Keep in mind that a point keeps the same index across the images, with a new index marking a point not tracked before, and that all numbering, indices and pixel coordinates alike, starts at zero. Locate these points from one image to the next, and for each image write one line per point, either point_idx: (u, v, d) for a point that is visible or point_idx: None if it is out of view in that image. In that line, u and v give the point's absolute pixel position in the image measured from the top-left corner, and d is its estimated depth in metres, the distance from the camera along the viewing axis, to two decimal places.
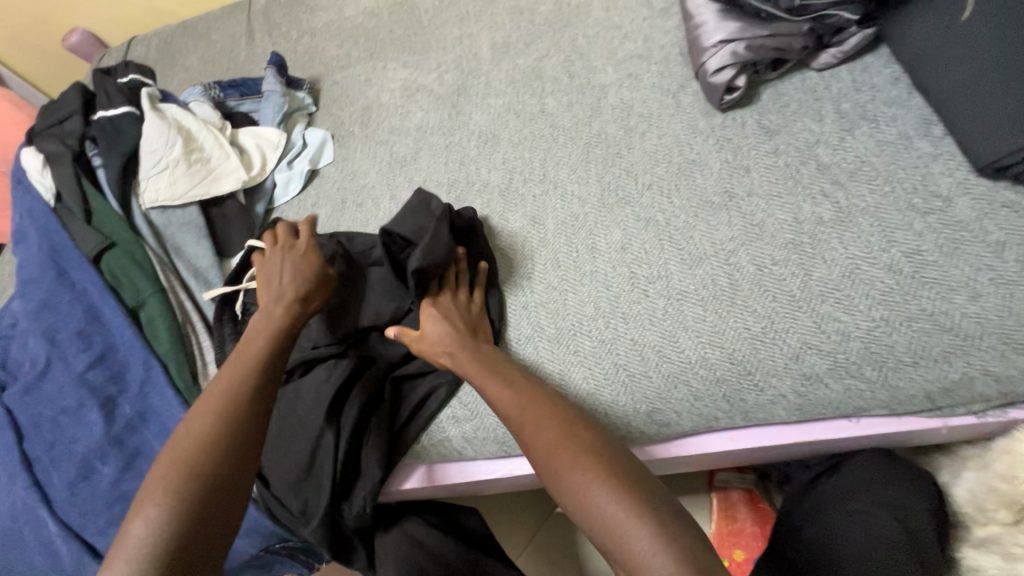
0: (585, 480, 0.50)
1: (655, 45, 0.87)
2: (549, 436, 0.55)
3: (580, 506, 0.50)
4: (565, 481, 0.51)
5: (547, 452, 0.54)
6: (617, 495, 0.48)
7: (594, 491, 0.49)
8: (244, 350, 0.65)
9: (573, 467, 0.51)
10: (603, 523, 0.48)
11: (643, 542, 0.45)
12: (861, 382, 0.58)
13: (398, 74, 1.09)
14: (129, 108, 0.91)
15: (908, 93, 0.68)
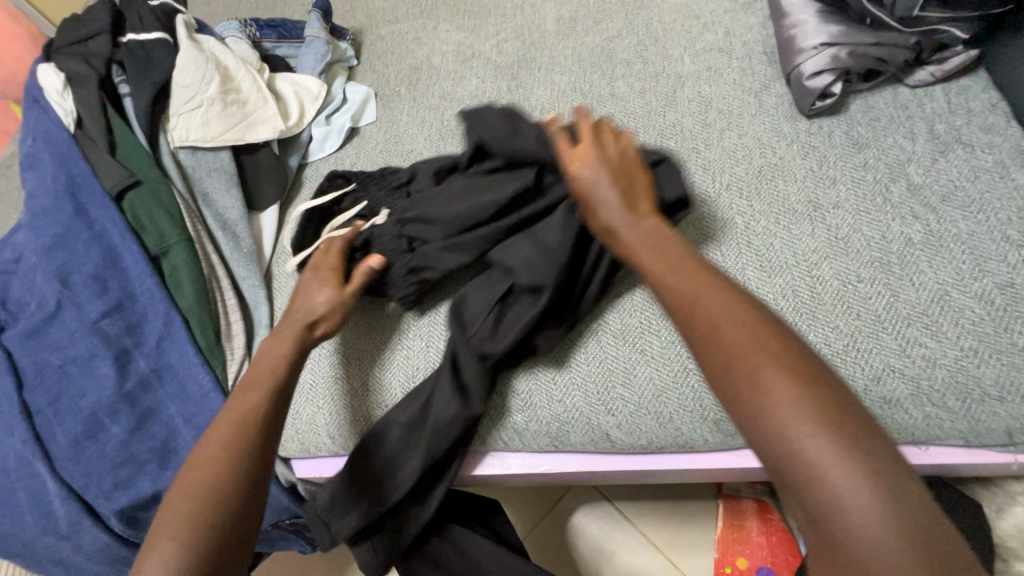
0: (792, 423, 0.39)
1: (737, 40, 0.83)
2: (740, 339, 0.43)
3: (782, 450, 0.39)
4: (762, 408, 0.40)
5: (730, 358, 0.43)
6: (834, 442, 0.38)
7: (791, 425, 0.39)
8: (265, 372, 0.59)
9: (776, 388, 0.40)
10: (796, 460, 0.38)
11: (857, 492, 0.36)
12: (941, 411, 0.57)
13: (451, 36, 1.00)
14: (162, 35, 0.83)
15: (1006, 122, 0.66)
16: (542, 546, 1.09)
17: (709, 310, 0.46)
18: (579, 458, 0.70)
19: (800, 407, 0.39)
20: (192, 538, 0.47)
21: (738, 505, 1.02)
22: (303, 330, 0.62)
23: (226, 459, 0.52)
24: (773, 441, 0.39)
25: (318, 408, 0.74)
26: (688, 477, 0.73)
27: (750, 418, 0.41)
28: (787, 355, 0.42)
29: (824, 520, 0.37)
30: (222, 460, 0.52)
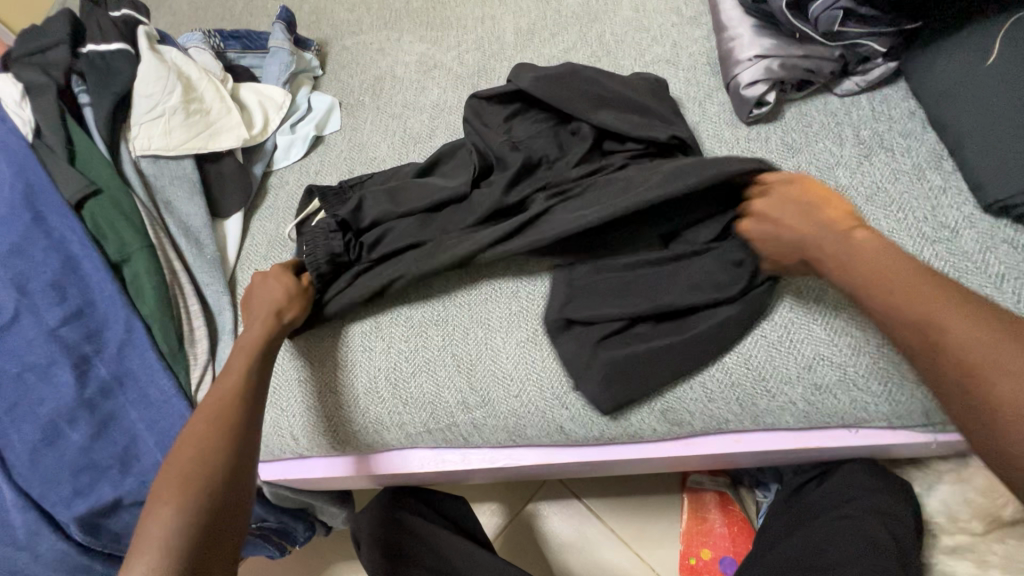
0: (942, 309, 0.45)
1: (684, 52, 0.88)
2: (909, 279, 0.48)
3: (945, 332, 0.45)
4: (937, 326, 0.45)
5: (920, 301, 0.47)
6: (1011, 341, 0.42)
7: (970, 341, 0.43)
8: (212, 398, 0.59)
9: (946, 321, 0.45)
10: (969, 366, 0.43)
11: (1017, 385, 0.41)
12: (867, 395, 0.61)
13: (414, 47, 1.03)
14: (123, 45, 0.84)
15: (922, 128, 0.71)
16: (512, 543, 1.12)
17: (863, 252, 0.52)
18: (537, 452, 0.73)
19: (1016, 330, 0.43)
20: (180, 523, 0.49)
21: (701, 497, 1.06)
22: (257, 352, 0.64)
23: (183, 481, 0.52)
24: (924, 315, 0.46)
25: (282, 410, 0.75)
26: (642, 467, 0.76)
27: (927, 331, 0.46)
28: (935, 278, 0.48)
29: (979, 398, 0.42)
30: (182, 483, 0.52)
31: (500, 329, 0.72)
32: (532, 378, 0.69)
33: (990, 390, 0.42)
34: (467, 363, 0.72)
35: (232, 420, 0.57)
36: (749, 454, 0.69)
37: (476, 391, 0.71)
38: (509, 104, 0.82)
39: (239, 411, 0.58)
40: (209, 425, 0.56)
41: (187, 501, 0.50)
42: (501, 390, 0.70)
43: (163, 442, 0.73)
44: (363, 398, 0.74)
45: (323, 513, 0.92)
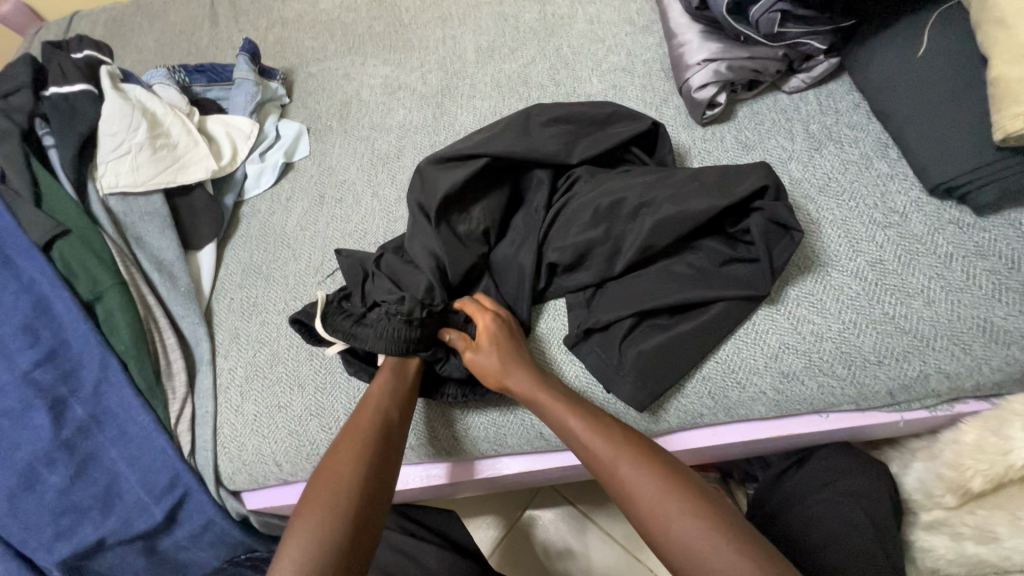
0: (649, 481, 0.51)
1: (638, 60, 0.91)
2: (655, 481, 0.51)
3: (653, 512, 0.50)
4: (684, 548, 0.47)
5: (653, 506, 0.50)
6: (684, 494, 0.50)
7: (710, 552, 0.45)
8: (350, 450, 0.57)
9: (677, 518, 0.48)
10: (646, 508, 0.50)
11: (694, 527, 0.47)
12: (832, 379, 0.63)
13: (378, 70, 1.05)
14: (87, 86, 0.85)
15: (867, 119, 0.75)
16: (509, 557, 1.11)
17: (604, 456, 0.55)
18: (520, 459, 0.74)
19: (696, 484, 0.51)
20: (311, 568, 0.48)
21: None
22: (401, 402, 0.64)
23: (324, 526, 0.50)
24: (645, 501, 0.50)
25: (264, 437, 0.75)
26: None
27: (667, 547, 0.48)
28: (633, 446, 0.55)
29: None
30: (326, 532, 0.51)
31: None
32: None
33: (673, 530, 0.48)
34: None
35: (378, 476, 0.56)
36: (728, 446, 0.70)
37: (457, 405, 0.71)
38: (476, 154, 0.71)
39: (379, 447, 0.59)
40: (341, 477, 0.55)
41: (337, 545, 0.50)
42: (480, 399, 0.71)
43: (145, 478, 0.72)
44: (455, 424, 0.71)
45: None
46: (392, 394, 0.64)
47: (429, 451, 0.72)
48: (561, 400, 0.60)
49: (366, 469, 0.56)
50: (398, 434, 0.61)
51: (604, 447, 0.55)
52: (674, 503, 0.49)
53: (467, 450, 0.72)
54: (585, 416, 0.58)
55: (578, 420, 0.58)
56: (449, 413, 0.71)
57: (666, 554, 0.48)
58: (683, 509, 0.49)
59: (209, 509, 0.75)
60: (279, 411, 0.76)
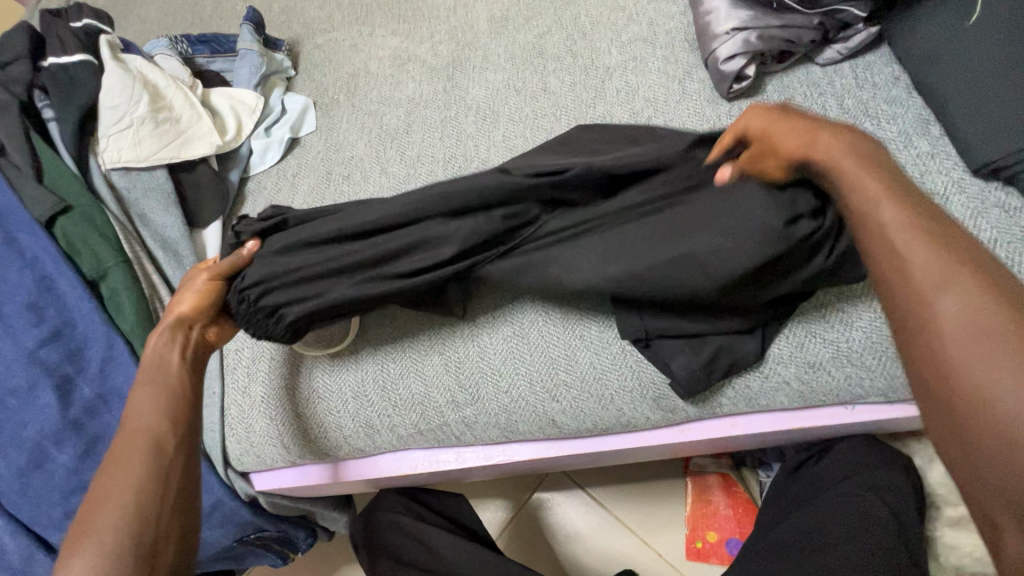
0: (926, 268, 0.39)
1: (661, 29, 0.86)
2: (942, 274, 0.39)
3: (910, 300, 0.39)
4: (945, 359, 0.37)
5: (931, 294, 0.39)
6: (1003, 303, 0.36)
7: (999, 376, 0.34)
8: (117, 471, 0.49)
9: (967, 303, 0.37)
10: (920, 300, 0.39)
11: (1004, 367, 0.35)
12: (861, 370, 0.60)
13: (387, 41, 1.01)
14: (86, 57, 0.82)
15: (907, 93, 0.70)
16: (515, 539, 1.11)
17: (878, 236, 0.43)
18: (530, 447, 0.72)
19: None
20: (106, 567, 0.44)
21: (704, 480, 1.07)
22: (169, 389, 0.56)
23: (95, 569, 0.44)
24: (908, 279, 0.40)
25: (271, 419, 0.74)
26: (640, 456, 0.76)
27: (924, 340, 0.38)
28: (945, 251, 0.39)
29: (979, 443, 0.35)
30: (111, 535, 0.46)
31: (485, 323, 0.71)
32: (519, 369, 0.68)
33: (967, 347, 0.36)
34: (453, 359, 0.70)
35: (145, 479, 0.49)
36: (747, 437, 0.68)
37: (464, 392, 0.69)
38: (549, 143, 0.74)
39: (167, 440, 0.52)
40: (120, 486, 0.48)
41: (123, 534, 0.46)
42: (491, 385, 0.68)
43: None
44: (459, 410, 0.69)
45: (323, 519, 0.92)
46: (150, 402, 0.54)
47: (438, 439, 0.71)
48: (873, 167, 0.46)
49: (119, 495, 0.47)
50: (152, 433, 0.52)
51: (876, 225, 0.43)
52: (964, 297, 0.37)
53: (478, 437, 0.70)
54: (884, 190, 0.44)
55: (873, 189, 0.45)
56: (453, 400, 0.69)
57: (897, 298, 0.40)
58: (964, 311, 0.37)
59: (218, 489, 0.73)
60: (285, 394, 0.74)
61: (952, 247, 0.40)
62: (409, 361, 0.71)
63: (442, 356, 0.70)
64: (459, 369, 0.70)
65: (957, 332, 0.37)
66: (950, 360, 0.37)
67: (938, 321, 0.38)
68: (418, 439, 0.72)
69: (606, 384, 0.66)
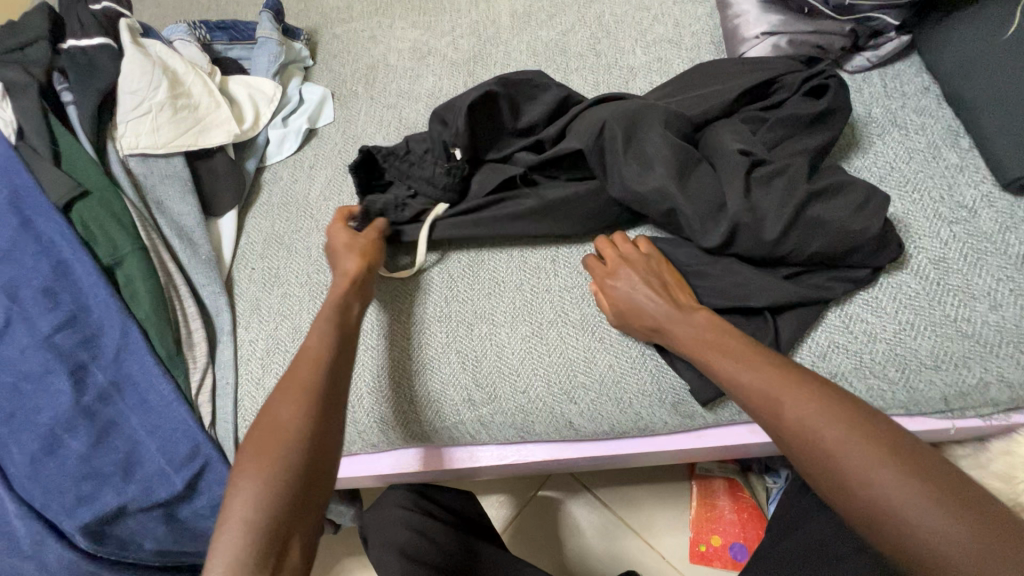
0: (798, 406, 0.46)
1: (686, 31, 0.85)
2: (830, 426, 0.44)
3: (845, 494, 0.42)
4: (876, 506, 0.41)
5: (813, 439, 0.44)
6: (862, 431, 0.43)
7: (909, 509, 0.40)
8: (286, 395, 0.51)
9: (836, 439, 0.43)
10: (837, 473, 0.43)
11: (908, 496, 0.40)
12: (884, 383, 0.60)
13: (407, 34, 1.00)
14: (106, 40, 0.81)
15: (937, 104, 0.69)
16: (519, 537, 1.11)
17: (774, 401, 0.47)
18: (545, 449, 0.72)
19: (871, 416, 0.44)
20: (273, 493, 0.45)
21: (710, 484, 1.07)
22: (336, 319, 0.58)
23: (256, 497, 0.45)
24: (836, 485, 0.43)
25: None
26: (652, 460, 0.76)
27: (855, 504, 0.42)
28: (815, 396, 0.46)
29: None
30: (278, 463, 0.47)
31: (504, 324, 0.70)
32: (537, 371, 0.68)
33: (860, 476, 0.42)
34: (470, 357, 0.70)
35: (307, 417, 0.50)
36: (763, 445, 0.68)
37: (481, 391, 0.69)
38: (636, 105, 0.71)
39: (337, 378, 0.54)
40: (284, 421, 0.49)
41: (282, 464, 0.47)
42: (508, 386, 0.68)
43: (165, 448, 0.71)
44: (474, 410, 0.69)
45: (330, 512, 0.92)
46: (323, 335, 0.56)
47: (453, 437, 0.71)
48: (741, 352, 0.51)
49: (266, 479, 0.46)
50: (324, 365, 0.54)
51: (777, 419, 0.47)
52: (854, 444, 0.43)
53: (494, 436, 0.70)
54: (770, 374, 0.48)
55: (717, 361, 0.52)
56: (468, 400, 0.69)
57: (789, 441, 0.46)
58: (877, 473, 0.41)
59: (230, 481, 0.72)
60: None
61: (811, 392, 0.46)
62: (425, 359, 0.71)
63: (458, 355, 0.70)
64: (475, 369, 0.69)
65: (866, 474, 0.42)
66: (865, 501, 0.41)
67: (848, 469, 0.42)
68: (432, 437, 0.71)
69: (625, 388, 0.65)
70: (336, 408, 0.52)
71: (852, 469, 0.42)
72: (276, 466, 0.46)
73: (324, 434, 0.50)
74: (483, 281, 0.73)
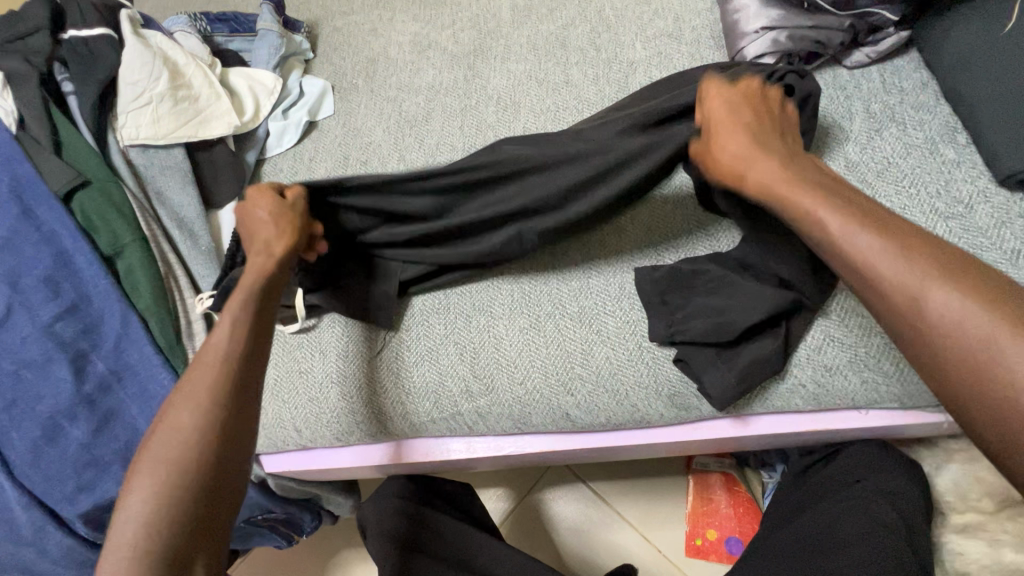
0: (872, 242, 0.45)
1: (686, 25, 0.85)
2: (960, 298, 0.41)
3: (942, 340, 0.41)
4: (961, 345, 0.40)
5: (902, 282, 0.43)
6: (954, 276, 0.42)
7: (1011, 361, 0.38)
8: (186, 404, 0.50)
9: (931, 290, 0.42)
10: (931, 331, 0.42)
11: (997, 335, 0.39)
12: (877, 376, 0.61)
13: (407, 27, 1.00)
14: (106, 30, 0.81)
15: (935, 100, 0.69)
16: (516, 529, 1.12)
17: (862, 259, 0.45)
18: (541, 441, 0.72)
19: (964, 258, 0.44)
20: (155, 518, 0.45)
21: (706, 478, 1.08)
22: (250, 307, 0.56)
23: (144, 519, 0.45)
24: (934, 335, 0.42)
25: (283, 402, 0.74)
26: (649, 453, 0.76)
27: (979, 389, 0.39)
28: (919, 250, 0.44)
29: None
30: (163, 477, 0.47)
31: (502, 316, 0.71)
32: (536, 362, 0.68)
33: (964, 340, 0.40)
34: (469, 349, 0.70)
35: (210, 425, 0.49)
36: (759, 437, 0.69)
37: (478, 381, 0.69)
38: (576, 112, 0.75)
39: (230, 373, 0.51)
40: (188, 428, 0.49)
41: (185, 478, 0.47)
42: (506, 376, 0.69)
43: None
44: (471, 401, 0.69)
45: (329, 503, 0.92)
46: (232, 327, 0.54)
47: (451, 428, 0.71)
48: (804, 185, 0.52)
49: (161, 495, 0.46)
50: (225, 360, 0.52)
51: (853, 254, 0.46)
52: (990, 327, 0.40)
53: (491, 427, 0.71)
54: (839, 207, 0.48)
55: (831, 215, 0.48)
56: (466, 389, 0.69)
57: (880, 288, 0.45)
58: (986, 321, 0.40)
59: None
60: (299, 376, 0.74)
61: (901, 232, 0.46)
62: (425, 350, 0.71)
63: (456, 346, 0.71)
64: (472, 359, 0.70)
65: (960, 334, 0.40)
66: (965, 348, 0.40)
67: (942, 334, 0.41)
68: (428, 428, 0.72)
69: (623, 380, 0.66)
70: (248, 429, 0.51)
71: (944, 331, 0.41)
72: (168, 481, 0.46)
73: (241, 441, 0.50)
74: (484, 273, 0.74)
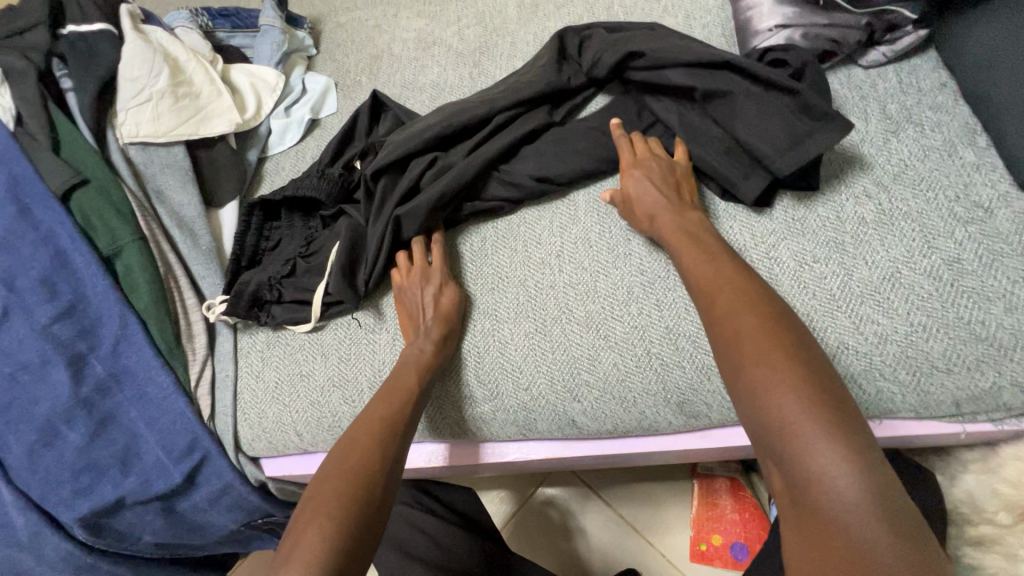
0: (742, 324, 0.48)
1: (697, 23, 0.83)
2: (786, 394, 0.42)
3: (768, 421, 0.43)
4: (779, 431, 0.42)
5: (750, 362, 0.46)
6: (794, 374, 0.43)
7: (820, 456, 0.39)
8: (357, 446, 0.55)
9: (768, 374, 0.44)
10: (763, 408, 0.43)
11: (818, 441, 0.40)
12: (894, 386, 0.58)
13: (412, 24, 0.98)
14: (105, 26, 0.79)
15: (954, 101, 0.67)
16: (519, 532, 1.11)
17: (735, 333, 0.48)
18: (545, 447, 0.71)
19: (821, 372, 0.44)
20: (330, 542, 0.46)
21: (712, 484, 1.06)
22: (425, 372, 0.63)
23: (324, 541, 0.46)
24: (763, 412, 0.43)
25: (284, 406, 0.73)
26: (657, 460, 0.74)
27: (785, 457, 0.41)
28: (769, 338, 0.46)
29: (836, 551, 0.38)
30: (337, 504, 0.49)
31: (507, 321, 0.69)
32: (542, 369, 0.67)
33: (778, 410, 0.42)
34: (472, 354, 0.69)
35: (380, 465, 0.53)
36: None
37: (482, 387, 0.68)
38: (559, 103, 0.77)
39: (396, 425, 0.58)
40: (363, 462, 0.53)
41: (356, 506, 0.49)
42: (510, 382, 0.67)
43: (164, 440, 0.71)
44: (476, 405, 0.68)
45: None
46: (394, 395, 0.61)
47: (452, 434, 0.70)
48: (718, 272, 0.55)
49: (337, 515, 0.48)
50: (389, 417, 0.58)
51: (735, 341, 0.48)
52: (800, 416, 0.41)
53: (495, 433, 0.69)
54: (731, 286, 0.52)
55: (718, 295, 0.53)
56: (469, 393, 0.68)
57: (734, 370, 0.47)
58: (805, 415, 0.41)
59: (227, 474, 0.73)
60: (300, 379, 0.73)
61: (773, 327, 0.47)
62: None
63: (459, 350, 0.69)
64: (478, 364, 0.69)
65: (785, 420, 0.42)
66: (780, 430, 0.42)
67: (765, 411, 0.43)
68: (434, 433, 0.70)
69: (631, 387, 0.64)
70: (396, 472, 0.54)
71: (778, 422, 0.42)
72: (343, 506, 0.49)
73: (392, 474, 0.54)
74: (490, 276, 0.72)
